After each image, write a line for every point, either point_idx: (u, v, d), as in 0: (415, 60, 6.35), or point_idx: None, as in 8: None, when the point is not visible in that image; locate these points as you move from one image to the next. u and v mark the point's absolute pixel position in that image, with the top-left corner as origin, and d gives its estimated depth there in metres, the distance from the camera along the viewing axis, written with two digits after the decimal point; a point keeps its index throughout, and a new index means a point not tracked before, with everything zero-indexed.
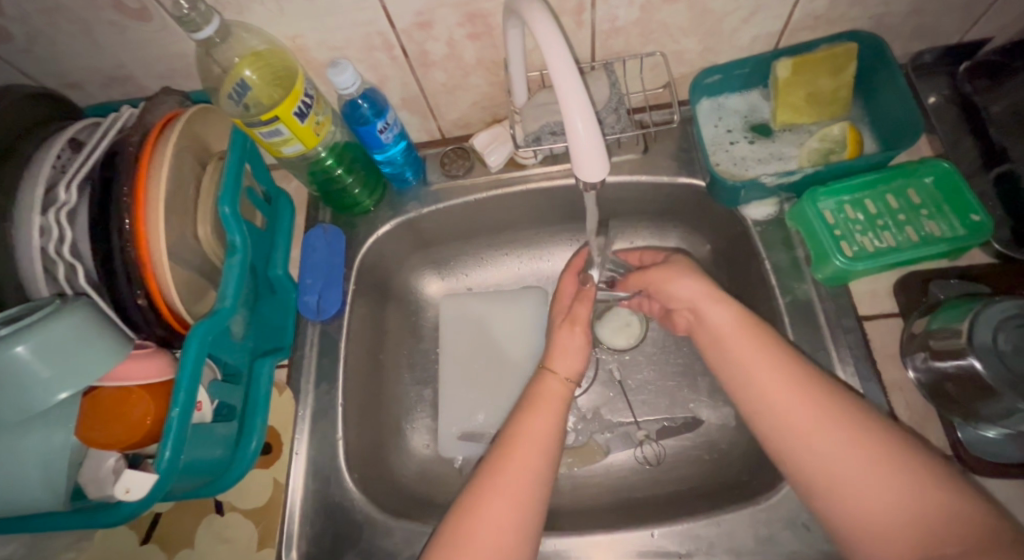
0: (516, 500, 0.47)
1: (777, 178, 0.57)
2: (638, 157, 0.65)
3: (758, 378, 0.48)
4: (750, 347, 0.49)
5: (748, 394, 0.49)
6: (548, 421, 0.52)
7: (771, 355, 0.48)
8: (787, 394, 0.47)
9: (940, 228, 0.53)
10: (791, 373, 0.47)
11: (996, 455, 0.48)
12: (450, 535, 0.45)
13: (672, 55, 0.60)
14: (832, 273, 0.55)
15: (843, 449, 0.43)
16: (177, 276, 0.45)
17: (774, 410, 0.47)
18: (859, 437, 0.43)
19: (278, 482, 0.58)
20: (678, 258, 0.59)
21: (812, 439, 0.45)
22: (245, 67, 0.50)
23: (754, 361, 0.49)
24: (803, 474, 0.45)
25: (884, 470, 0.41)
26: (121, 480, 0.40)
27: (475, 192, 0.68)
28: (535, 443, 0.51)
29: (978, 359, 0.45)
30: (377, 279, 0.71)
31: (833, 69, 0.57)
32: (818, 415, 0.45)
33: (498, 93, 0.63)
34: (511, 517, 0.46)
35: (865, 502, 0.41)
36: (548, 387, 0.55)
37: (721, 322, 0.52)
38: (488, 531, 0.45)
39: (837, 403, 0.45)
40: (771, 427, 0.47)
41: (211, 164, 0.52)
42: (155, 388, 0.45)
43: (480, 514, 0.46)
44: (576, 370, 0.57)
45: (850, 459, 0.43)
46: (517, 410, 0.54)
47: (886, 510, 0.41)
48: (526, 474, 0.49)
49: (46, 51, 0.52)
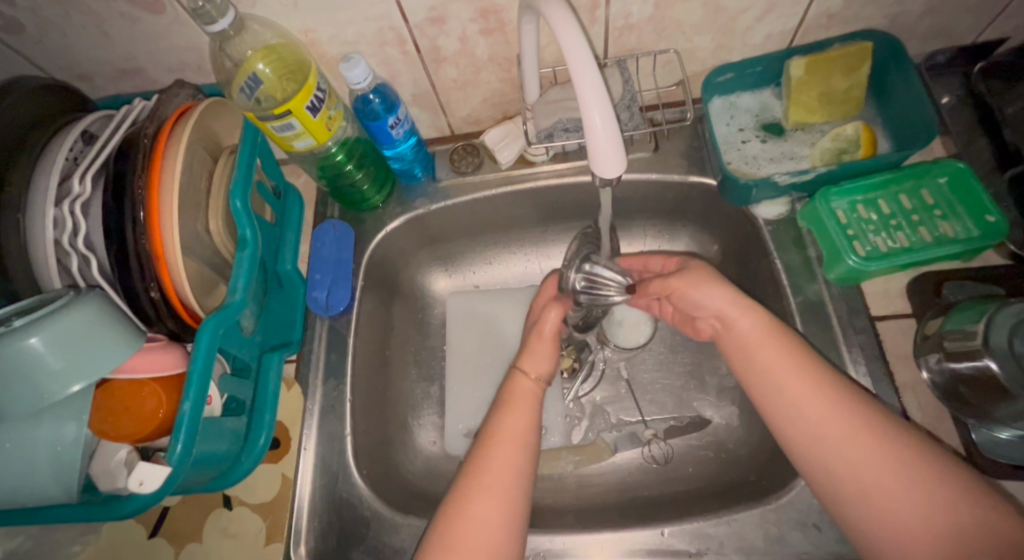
0: (499, 497, 0.47)
1: (790, 176, 0.56)
2: (649, 156, 0.65)
3: (788, 386, 0.47)
4: (777, 353, 0.49)
5: (773, 401, 0.48)
6: (524, 422, 0.52)
7: (798, 363, 0.48)
8: (817, 403, 0.46)
9: (954, 228, 0.53)
10: (820, 384, 0.47)
11: (1008, 458, 0.48)
12: (445, 534, 0.45)
13: (684, 53, 0.59)
14: (844, 272, 0.55)
15: (873, 461, 0.43)
16: (189, 268, 0.45)
17: (803, 419, 0.46)
18: (889, 448, 0.43)
19: (287, 477, 0.58)
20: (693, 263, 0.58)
21: (839, 447, 0.44)
22: (257, 59, 0.50)
23: (780, 369, 0.48)
24: (833, 482, 0.44)
25: (915, 481, 0.41)
26: (136, 472, 0.40)
27: (484, 189, 0.68)
28: (512, 443, 0.50)
29: (994, 361, 0.45)
30: (385, 275, 0.71)
31: (847, 67, 0.56)
32: (850, 425, 0.44)
33: (509, 90, 0.63)
34: (500, 515, 0.46)
35: (895, 510, 0.41)
36: (520, 387, 0.55)
37: (749, 331, 0.51)
38: (478, 529, 0.45)
39: (867, 413, 0.45)
40: (799, 436, 0.46)
41: (223, 158, 0.52)
42: (167, 381, 0.44)
43: (470, 516, 0.46)
44: (546, 370, 0.57)
45: (880, 470, 0.43)
46: (491, 409, 0.54)
47: (915, 520, 0.40)
48: (507, 471, 0.48)
49: (59, 43, 0.52)
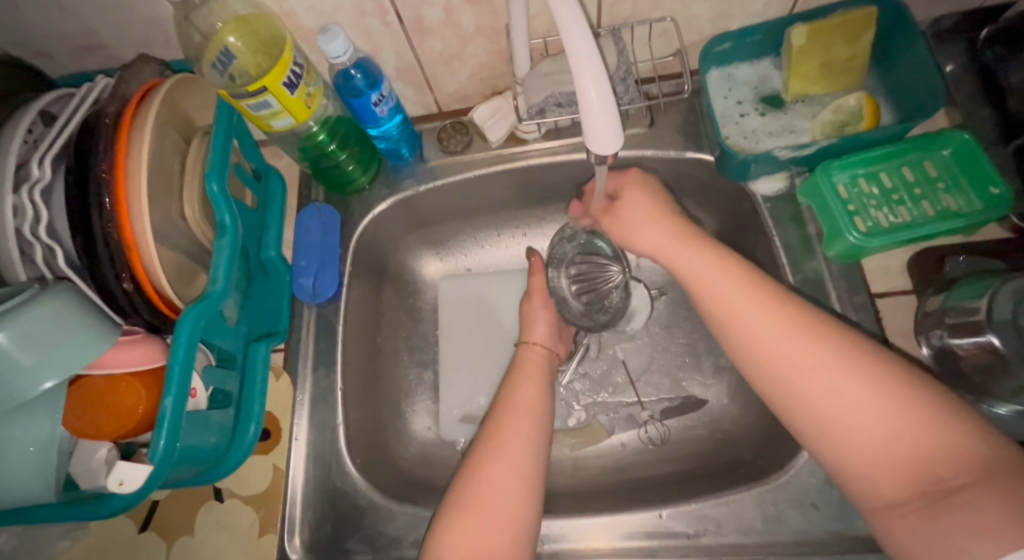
0: (518, 458, 0.47)
1: (790, 151, 0.54)
2: (644, 131, 0.63)
3: (738, 313, 0.46)
4: (726, 283, 0.47)
5: (729, 327, 0.46)
6: (535, 388, 0.54)
7: (754, 291, 0.46)
8: (765, 328, 0.44)
9: (957, 202, 0.51)
10: (775, 311, 0.44)
11: (1005, 432, 0.47)
12: (464, 492, 0.45)
13: (681, 21, 0.57)
14: (844, 249, 0.53)
15: (830, 379, 0.40)
16: (163, 257, 0.43)
17: (762, 350, 0.44)
18: (839, 367, 0.40)
19: (278, 468, 0.57)
20: (632, 188, 0.55)
21: (799, 370, 0.42)
22: (229, 32, 0.46)
23: (740, 300, 0.46)
24: (794, 408, 0.42)
25: (862, 394, 0.39)
26: (114, 472, 0.38)
27: (473, 168, 0.66)
28: (525, 407, 0.51)
29: (996, 335, 0.44)
30: (374, 259, 0.69)
31: (851, 35, 0.54)
32: (804, 345, 0.42)
33: (498, 63, 0.60)
34: (519, 469, 0.46)
35: (856, 431, 0.39)
36: (529, 356, 0.58)
37: (701, 265, 0.49)
38: (503, 485, 0.45)
39: (823, 333, 0.42)
40: (758, 364, 0.44)
41: (196, 138, 0.49)
42: (147, 376, 0.43)
43: (487, 471, 0.46)
44: (551, 339, 0.62)
45: (832, 383, 0.40)
46: (503, 381, 0.56)
47: (876, 438, 0.38)
48: (524, 429, 0.49)
49: (12, 18, 0.48)
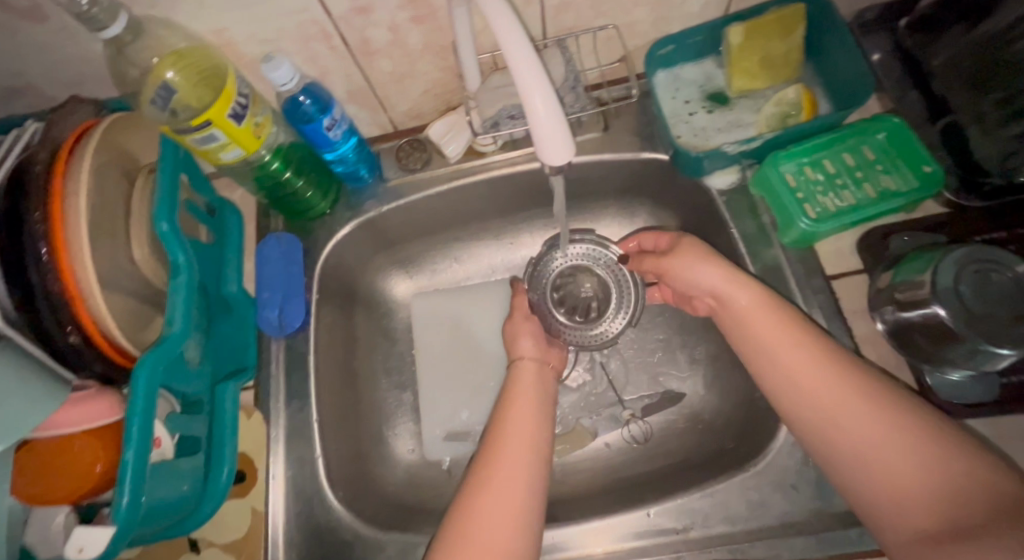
0: (512, 509, 0.44)
1: (739, 145, 0.56)
2: (600, 136, 0.64)
3: (782, 356, 0.47)
4: (769, 324, 0.48)
5: (771, 370, 0.48)
6: (538, 413, 0.51)
7: (795, 333, 0.47)
8: (807, 371, 0.45)
9: (896, 182, 0.54)
10: (818, 357, 0.46)
11: (959, 398, 0.50)
12: (452, 535, 0.42)
13: (624, 27, 0.58)
14: (797, 235, 0.56)
15: (870, 424, 0.42)
16: (112, 303, 0.41)
17: (804, 391, 0.45)
18: (879, 414, 0.42)
19: (257, 510, 0.55)
20: (686, 241, 0.56)
21: (842, 417, 0.43)
22: (166, 66, 0.45)
23: (779, 342, 0.47)
24: (835, 451, 0.43)
25: (898, 441, 0.41)
26: (73, 539, 0.36)
27: (436, 184, 0.65)
28: (520, 438, 0.49)
29: (942, 307, 0.46)
30: (342, 285, 0.68)
31: (783, 31, 0.56)
32: (847, 393, 0.44)
33: (450, 79, 0.60)
34: (513, 511, 0.44)
35: (895, 474, 0.40)
36: (524, 373, 0.56)
37: (740, 306, 0.50)
38: (494, 531, 0.42)
39: (863, 380, 0.44)
40: (799, 407, 0.46)
41: (140, 179, 0.47)
42: (102, 432, 0.41)
43: (478, 516, 0.43)
44: (542, 351, 0.59)
45: (871, 429, 0.42)
46: (498, 407, 0.53)
47: (911, 482, 0.39)
48: (519, 464, 0.46)
49: None
